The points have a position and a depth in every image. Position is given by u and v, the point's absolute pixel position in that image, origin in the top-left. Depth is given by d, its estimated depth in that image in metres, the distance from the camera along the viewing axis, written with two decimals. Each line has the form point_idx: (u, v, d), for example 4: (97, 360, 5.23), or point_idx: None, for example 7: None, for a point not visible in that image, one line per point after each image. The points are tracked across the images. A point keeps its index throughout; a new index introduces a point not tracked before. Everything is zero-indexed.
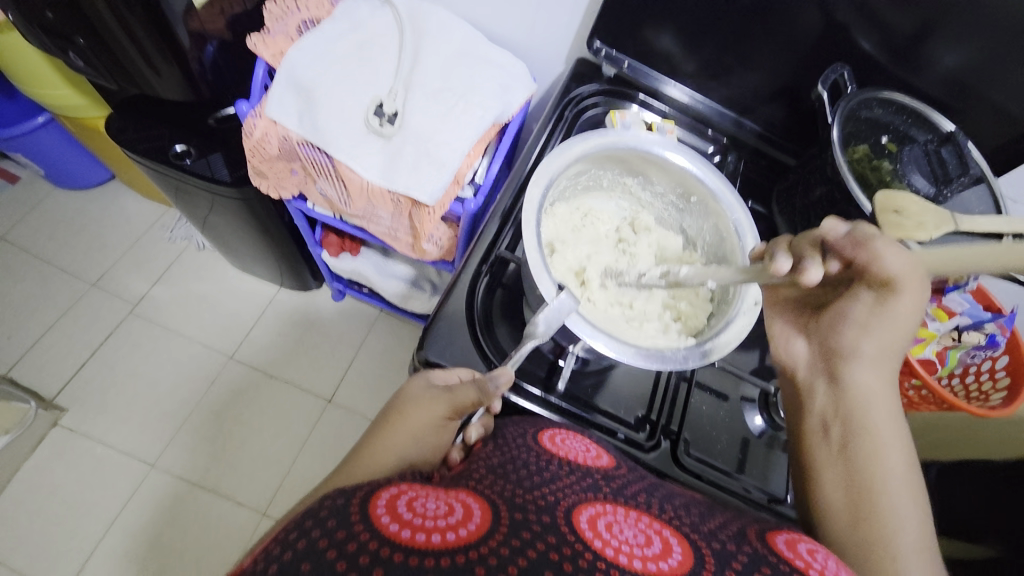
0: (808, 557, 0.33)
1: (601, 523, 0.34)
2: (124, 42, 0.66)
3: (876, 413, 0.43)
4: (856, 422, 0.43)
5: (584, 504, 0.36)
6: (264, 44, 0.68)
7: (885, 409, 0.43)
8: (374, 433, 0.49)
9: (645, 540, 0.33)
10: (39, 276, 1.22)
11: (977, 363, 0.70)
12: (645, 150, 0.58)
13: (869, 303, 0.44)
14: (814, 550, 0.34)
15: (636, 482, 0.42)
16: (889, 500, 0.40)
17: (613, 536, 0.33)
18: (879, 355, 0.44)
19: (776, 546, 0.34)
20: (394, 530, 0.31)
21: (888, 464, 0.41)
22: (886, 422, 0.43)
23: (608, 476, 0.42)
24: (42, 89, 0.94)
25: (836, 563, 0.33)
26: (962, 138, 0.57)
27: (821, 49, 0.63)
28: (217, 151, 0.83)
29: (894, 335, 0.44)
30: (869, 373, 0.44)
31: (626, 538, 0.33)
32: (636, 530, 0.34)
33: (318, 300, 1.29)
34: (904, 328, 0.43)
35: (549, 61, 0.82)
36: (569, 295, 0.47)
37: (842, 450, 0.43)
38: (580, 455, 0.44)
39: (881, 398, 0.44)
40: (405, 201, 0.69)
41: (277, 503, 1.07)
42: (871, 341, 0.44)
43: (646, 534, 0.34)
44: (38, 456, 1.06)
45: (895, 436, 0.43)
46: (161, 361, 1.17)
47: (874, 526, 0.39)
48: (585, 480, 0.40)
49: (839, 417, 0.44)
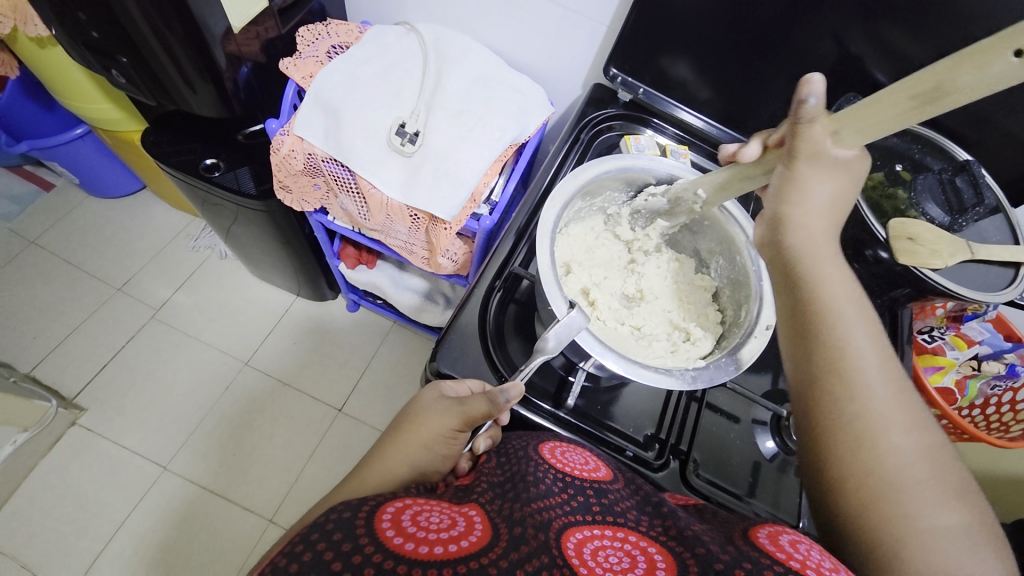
0: (789, 549, 0.31)
1: (588, 550, 0.33)
2: (165, 63, 0.70)
3: (826, 255, 0.42)
4: (804, 270, 0.42)
5: (573, 527, 0.36)
6: (295, 66, 0.73)
7: (828, 248, 0.42)
8: (389, 438, 0.50)
9: (630, 564, 0.33)
10: (68, 280, 1.27)
11: (997, 395, 0.67)
12: (659, 174, 0.60)
13: (784, 171, 0.44)
14: (797, 541, 0.33)
15: (627, 499, 0.42)
16: (849, 346, 0.37)
17: (598, 564, 0.32)
18: (809, 205, 0.43)
19: (759, 540, 0.33)
20: (398, 542, 0.32)
21: (845, 305, 0.39)
22: (830, 259, 0.42)
23: (601, 491, 0.41)
24: (84, 103, 0.99)
25: (820, 554, 0.31)
26: (977, 167, 0.56)
27: (835, 78, 0.64)
28: (244, 165, 0.87)
29: (828, 181, 0.43)
30: (808, 215, 0.43)
31: (610, 564, 0.33)
32: (621, 553, 0.34)
33: (333, 310, 1.32)
34: (836, 179, 0.43)
35: (567, 86, 0.85)
36: (580, 312, 0.48)
37: (796, 303, 0.41)
38: (576, 467, 0.44)
39: (822, 236, 0.43)
40: (423, 217, 0.72)
41: (283, 511, 1.08)
42: (793, 201, 0.43)
43: (631, 557, 0.34)
44: (55, 454, 1.08)
45: (839, 271, 0.41)
46: (179, 366, 1.20)
47: (835, 374, 0.37)
48: (575, 500, 0.39)
49: (788, 268, 0.43)
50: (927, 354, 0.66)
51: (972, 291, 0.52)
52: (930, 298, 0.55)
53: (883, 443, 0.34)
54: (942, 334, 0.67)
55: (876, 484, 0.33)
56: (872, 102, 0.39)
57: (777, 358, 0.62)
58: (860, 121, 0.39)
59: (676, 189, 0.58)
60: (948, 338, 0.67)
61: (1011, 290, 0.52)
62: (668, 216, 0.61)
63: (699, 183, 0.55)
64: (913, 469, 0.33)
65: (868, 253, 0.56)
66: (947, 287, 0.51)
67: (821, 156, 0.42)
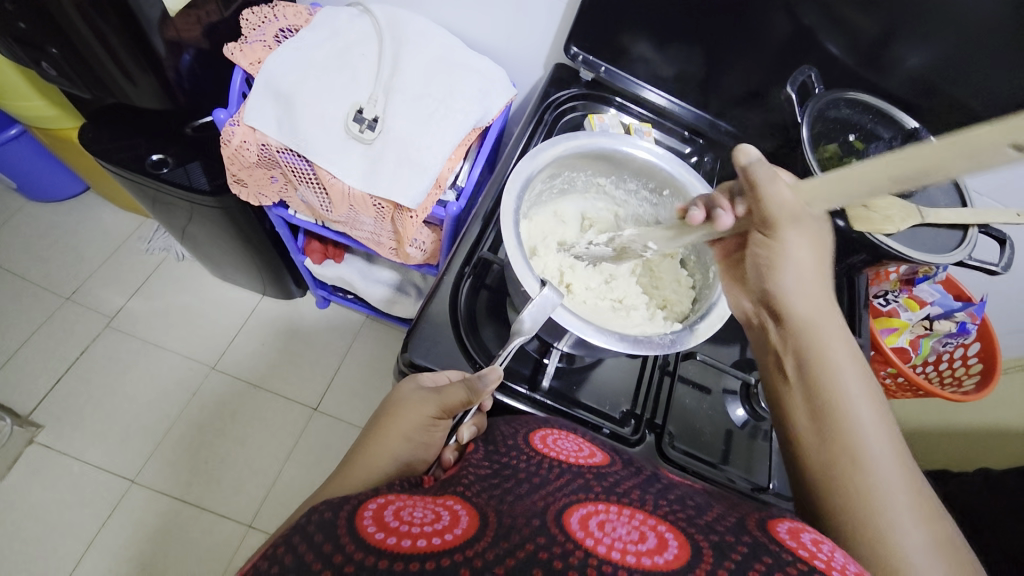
0: (812, 547, 0.32)
1: (592, 523, 0.33)
2: (98, 52, 0.65)
3: (834, 338, 0.45)
4: (811, 349, 0.45)
5: (576, 504, 0.36)
6: (241, 52, 0.69)
7: (834, 328, 0.46)
8: (368, 436, 0.49)
9: (639, 535, 0.33)
10: (11, 291, 1.19)
11: (949, 351, 0.74)
12: (614, 150, 0.59)
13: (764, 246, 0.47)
14: (818, 541, 0.33)
15: (629, 478, 0.42)
16: (850, 411, 0.41)
17: (606, 536, 0.32)
18: (805, 284, 0.47)
19: (780, 537, 0.34)
20: (379, 537, 0.31)
21: (848, 380, 0.43)
22: (840, 343, 0.45)
23: (600, 474, 0.42)
24: (12, 100, 0.92)
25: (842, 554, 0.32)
26: (925, 134, 0.60)
27: (790, 51, 0.65)
28: (195, 159, 0.82)
29: (816, 263, 0.47)
30: (809, 297, 0.47)
31: (619, 535, 0.33)
32: (629, 525, 0.34)
33: (303, 308, 1.28)
34: (808, 240, 0.46)
35: (528, 66, 0.84)
36: (552, 290, 0.48)
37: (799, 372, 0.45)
38: (571, 454, 0.44)
39: (826, 319, 0.46)
40: (387, 206, 0.70)
41: (264, 516, 1.05)
42: (788, 276, 0.47)
43: (640, 530, 0.33)
44: (12, 476, 1.02)
45: (848, 355, 0.44)
46: (142, 375, 1.15)
47: (840, 443, 0.40)
48: (575, 481, 0.40)
49: (793, 347, 0.46)
50: (883, 317, 0.68)
51: (923, 254, 0.54)
52: (885, 263, 0.57)
53: (886, 513, 0.36)
54: (897, 297, 0.69)
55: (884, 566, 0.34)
56: (853, 170, 0.35)
57: (744, 329, 0.64)
58: (834, 194, 0.37)
59: (622, 242, 0.58)
60: (901, 301, 0.70)
61: (959, 252, 0.54)
62: (613, 260, 0.61)
63: (650, 237, 0.55)
64: (920, 550, 0.34)
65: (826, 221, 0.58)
66: (902, 252, 0.53)
67: (799, 227, 0.45)
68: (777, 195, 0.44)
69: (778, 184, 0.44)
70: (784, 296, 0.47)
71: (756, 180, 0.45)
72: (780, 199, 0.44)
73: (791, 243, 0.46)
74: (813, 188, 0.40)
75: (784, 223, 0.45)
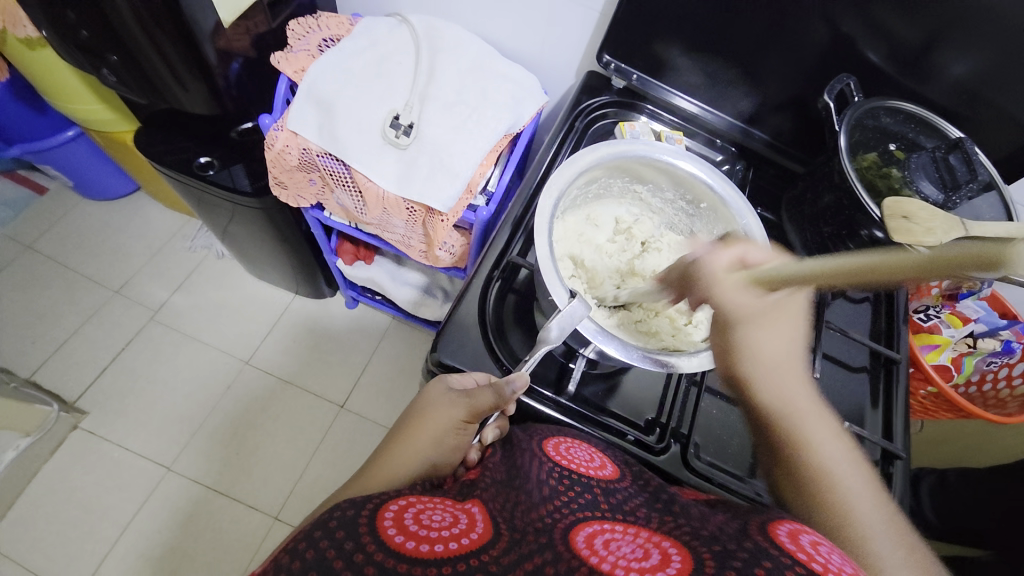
0: (812, 551, 0.30)
1: (598, 541, 0.33)
2: (155, 61, 0.69)
3: (813, 421, 0.43)
4: (784, 433, 0.43)
5: (583, 522, 0.36)
6: (286, 60, 0.72)
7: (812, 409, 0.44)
8: (397, 436, 0.50)
9: (643, 553, 0.32)
10: (65, 284, 1.26)
11: (993, 370, 0.69)
12: (654, 158, 0.59)
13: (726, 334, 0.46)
14: (818, 544, 0.31)
15: (637, 496, 0.42)
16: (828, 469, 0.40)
17: (609, 553, 0.32)
18: (764, 363, 0.45)
19: (778, 538, 0.32)
20: (399, 541, 0.33)
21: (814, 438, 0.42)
22: (822, 427, 0.43)
23: (607, 490, 0.42)
24: (74, 104, 0.98)
25: (842, 557, 0.30)
26: (970, 144, 0.56)
27: (828, 59, 0.64)
28: (238, 162, 0.86)
29: (785, 342, 0.46)
30: (783, 388, 0.44)
31: (624, 553, 0.32)
32: (633, 544, 0.34)
33: (332, 307, 1.32)
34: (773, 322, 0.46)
35: (561, 73, 0.85)
36: (581, 302, 0.48)
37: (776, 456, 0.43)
38: (582, 464, 0.44)
39: (807, 410, 0.43)
40: (419, 210, 0.72)
41: (289, 508, 1.08)
42: (750, 356, 0.45)
43: (643, 549, 0.33)
44: (59, 458, 1.08)
45: (832, 438, 0.42)
46: (180, 367, 1.20)
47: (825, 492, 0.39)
48: (584, 495, 0.40)
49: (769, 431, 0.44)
50: (923, 333, 0.68)
51: None
52: None
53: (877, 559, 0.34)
54: (938, 312, 0.69)
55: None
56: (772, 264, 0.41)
57: None
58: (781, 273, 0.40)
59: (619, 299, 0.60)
60: (943, 317, 0.69)
61: (1006, 266, 0.52)
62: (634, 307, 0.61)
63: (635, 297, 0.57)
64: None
65: (863, 233, 0.57)
66: None
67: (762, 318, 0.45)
68: (731, 288, 0.45)
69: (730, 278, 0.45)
70: (755, 379, 0.45)
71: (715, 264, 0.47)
72: (736, 292, 0.44)
73: (759, 326, 0.46)
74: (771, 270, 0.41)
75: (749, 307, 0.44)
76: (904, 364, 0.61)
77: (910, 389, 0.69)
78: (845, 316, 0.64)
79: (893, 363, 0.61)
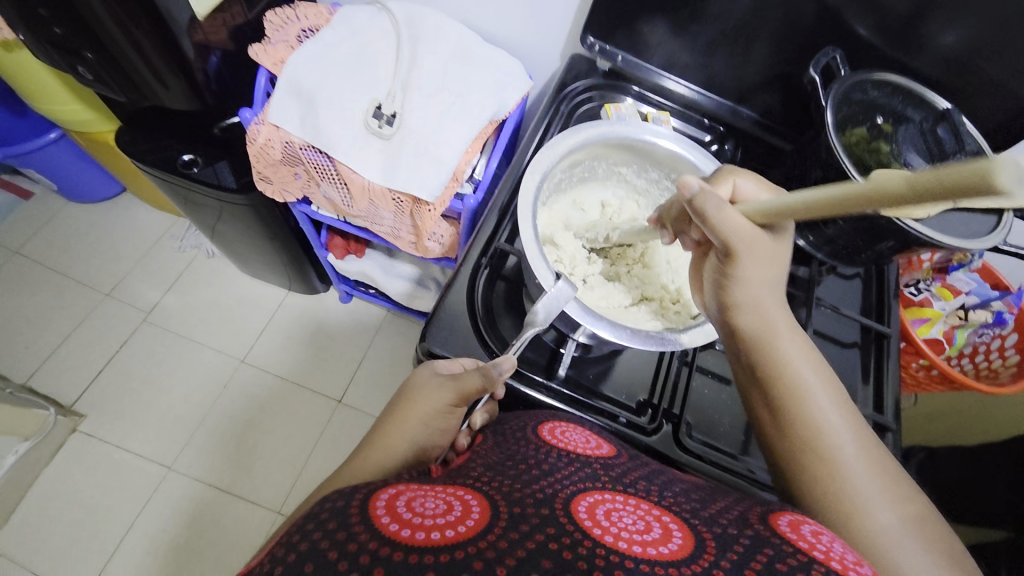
0: (811, 539, 0.33)
1: (599, 511, 0.35)
2: (131, 56, 0.68)
3: (787, 339, 0.46)
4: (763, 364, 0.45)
5: (584, 492, 0.37)
6: (265, 53, 0.71)
7: (793, 343, 0.46)
8: (385, 420, 0.50)
9: (644, 526, 0.34)
10: (55, 288, 1.25)
11: (986, 342, 0.71)
12: (637, 139, 0.58)
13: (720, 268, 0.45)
14: (819, 533, 0.34)
15: (635, 469, 0.44)
16: (813, 411, 0.42)
17: (612, 524, 0.34)
18: (763, 298, 0.46)
19: (780, 528, 0.35)
20: (394, 530, 0.32)
21: (803, 379, 0.44)
22: (793, 345, 0.46)
23: (607, 464, 0.43)
24: (54, 105, 0.96)
25: (842, 546, 0.33)
26: (957, 115, 0.56)
27: (815, 34, 0.63)
28: (222, 159, 0.85)
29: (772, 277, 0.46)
30: (758, 306, 0.46)
31: (625, 524, 0.34)
32: (635, 516, 0.36)
33: (326, 302, 1.32)
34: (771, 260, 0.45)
35: (545, 57, 0.83)
36: (567, 283, 0.48)
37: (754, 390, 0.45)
38: (579, 445, 0.45)
39: (787, 344, 0.45)
40: (406, 200, 0.71)
41: (292, 504, 1.09)
42: (740, 287, 0.46)
43: (645, 521, 0.35)
44: (59, 462, 1.08)
45: (804, 355, 0.45)
46: (176, 367, 1.20)
47: (805, 435, 0.41)
48: (583, 470, 0.41)
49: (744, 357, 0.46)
50: (914, 307, 0.69)
51: (955, 239, 0.53)
52: (915, 250, 0.55)
53: (861, 502, 0.38)
54: (928, 286, 0.70)
55: (865, 555, 0.36)
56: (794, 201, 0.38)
57: None
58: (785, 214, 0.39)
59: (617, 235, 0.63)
60: (933, 290, 0.70)
61: (995, 237, 0.51)
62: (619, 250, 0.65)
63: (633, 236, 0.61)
64: (893, 528, 0.37)
65: (851, 208, 0.56)
66: (930, 237, 0.51)
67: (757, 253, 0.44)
68: (728, 221, 0.42)
69: (731, 216, 0.42)
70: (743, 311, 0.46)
71: (711, 212, 0.42)
72: (737, 225, 0.42)
73: (754, 265, 0.44)
74: (772, 211, 0.40)
75: (740, 247, 0.43)
76: (895, 339, 0.62)
77: (902, 363, 0.69)
78: (834, 294, 0.65)
79: (883, 337, 0.62)
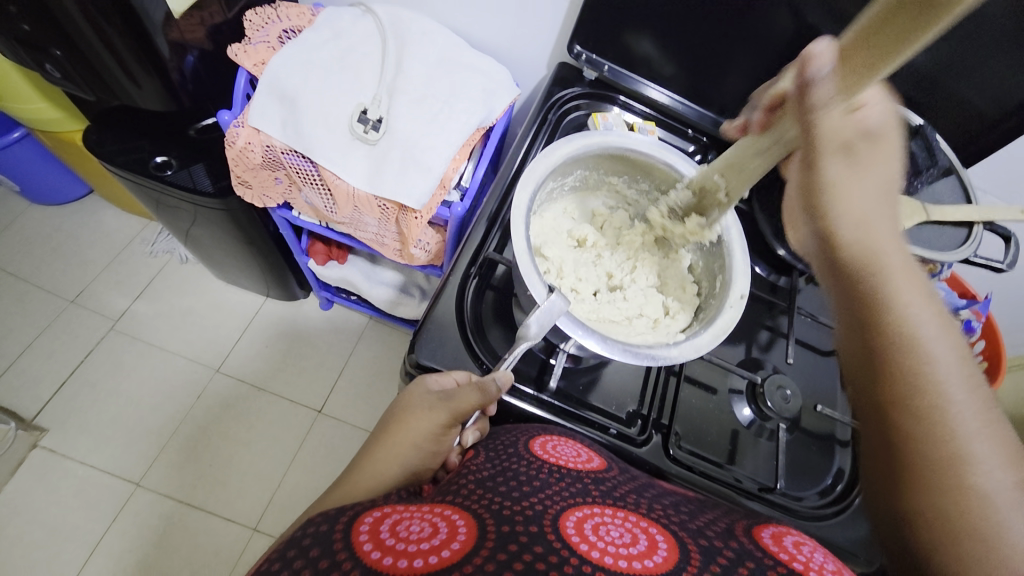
0: (792, 551, 0.35)
1: (587, 526, 0.35)
2: (101, 53, 0.65)
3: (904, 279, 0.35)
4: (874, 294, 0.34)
5: (572, 507, 0.37)
6: (245, 53, 0.69)
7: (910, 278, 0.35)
8: (378, 438, 0.50)
9: (631, 539, 0.34)
10: (16, 295, 1.19)
11: None
12: (629, 149, 0.59)
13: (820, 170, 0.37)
14: (799, 543, 0.36)
15: (625, 483, 0.44)
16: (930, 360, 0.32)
17: (599, 539, 0.33)
18: (866, 215, 0.36)
19: (763, 541, 0.36)
20: (375, 557, 0.31)
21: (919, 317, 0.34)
22: (902, 284, 0.34)
23: (597, 478, 0.42)
24: (17, 103, 0.92)
25: (822, 556, 0.35)
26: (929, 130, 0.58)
27: (794, 49, 0.65)
28: (198, 161, 0.82)
29: (880, 193, 0.36)
30: (865, 229, 0.35)
31: (613, 538, 0.34)
32: (622, 529, 0.35)
33: (306, 309, 1.28)
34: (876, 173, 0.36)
35: (533, 64, 0.83)
36: (560, 296, 0.48)
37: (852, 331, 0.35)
38: (570, 460, 0.44)
39: (898, 272, 0.35)
40: (392, 207, 0.69)
41: (268, 519, 1.05)
42: (845, 207, 0.36)
43: (632, 533, 0.35)
44: (17, 480, 1.02)
45: (916, 300, 0.34)
46: (146, 378, 1.15)
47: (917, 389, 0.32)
48: (574, 485, 0.40)
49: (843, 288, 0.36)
50: None
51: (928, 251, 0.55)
52: None
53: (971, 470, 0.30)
54: None
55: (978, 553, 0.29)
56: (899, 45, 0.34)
57: (752, 327, 0.64)
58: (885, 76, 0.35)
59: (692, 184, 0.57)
60: None
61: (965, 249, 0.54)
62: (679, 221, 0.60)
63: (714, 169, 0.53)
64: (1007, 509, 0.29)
65: None
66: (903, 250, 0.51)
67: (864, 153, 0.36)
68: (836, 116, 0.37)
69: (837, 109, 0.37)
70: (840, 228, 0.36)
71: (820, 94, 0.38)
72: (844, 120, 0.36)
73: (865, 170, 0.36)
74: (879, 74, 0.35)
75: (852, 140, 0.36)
76: None
77: None
78: (814, 302, 0.66)
79: None
